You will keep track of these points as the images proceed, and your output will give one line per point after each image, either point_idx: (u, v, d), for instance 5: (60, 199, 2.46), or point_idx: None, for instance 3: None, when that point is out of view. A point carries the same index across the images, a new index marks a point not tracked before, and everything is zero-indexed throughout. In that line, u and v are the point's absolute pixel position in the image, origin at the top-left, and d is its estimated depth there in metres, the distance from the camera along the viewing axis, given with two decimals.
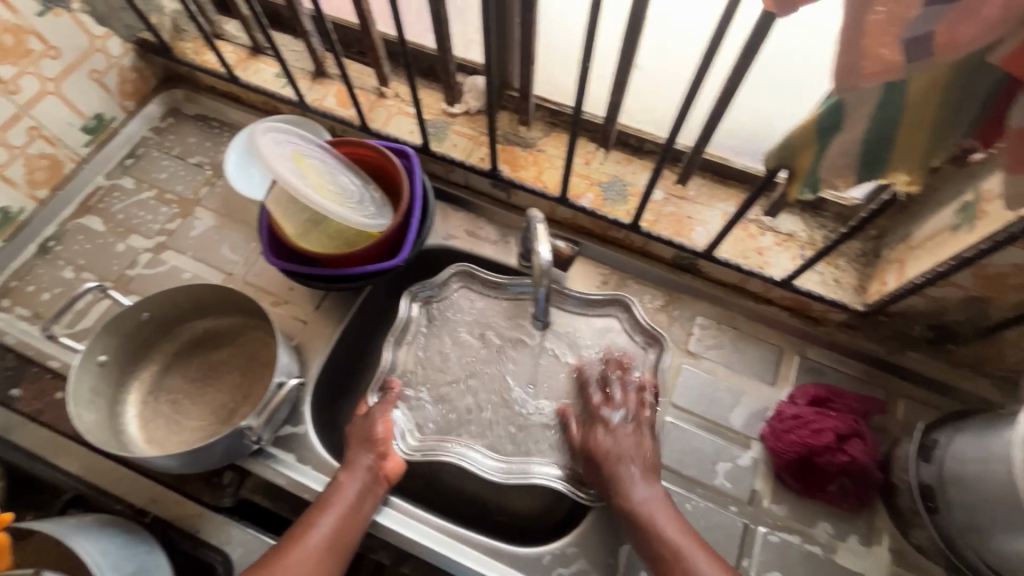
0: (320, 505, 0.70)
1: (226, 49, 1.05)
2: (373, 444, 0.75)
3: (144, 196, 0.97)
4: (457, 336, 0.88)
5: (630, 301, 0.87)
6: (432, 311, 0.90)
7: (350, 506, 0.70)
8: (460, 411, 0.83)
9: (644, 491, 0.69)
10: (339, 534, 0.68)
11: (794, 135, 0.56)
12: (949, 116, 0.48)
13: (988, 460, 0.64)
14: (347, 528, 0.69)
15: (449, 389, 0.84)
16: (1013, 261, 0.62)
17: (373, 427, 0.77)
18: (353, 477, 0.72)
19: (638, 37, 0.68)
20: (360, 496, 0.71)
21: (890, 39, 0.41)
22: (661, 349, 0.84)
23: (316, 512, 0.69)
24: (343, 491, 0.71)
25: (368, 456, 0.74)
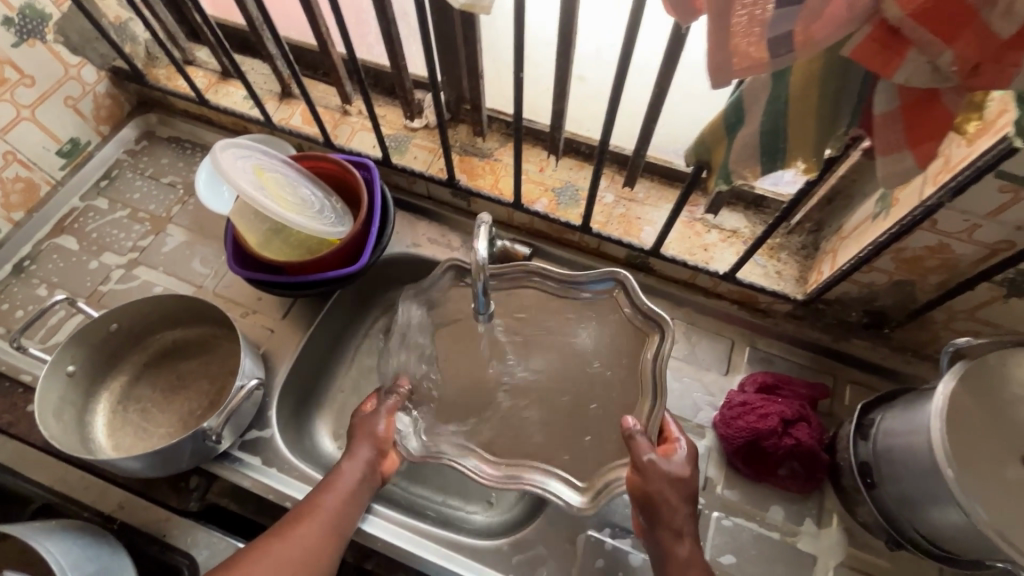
0: (321, 491, 0.70)
1: (197, 74, 1.08)
2: (377, 440, 0.75)
3: (117, 216, 1.02)
4: (447, 334, 0.86)
5: (625, 278, 0.77)
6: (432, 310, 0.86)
7: (348, 497, 0.70)
8: (452, 412, 0.83)
9: (684, 549, 0.65)
10: (339, 522, 0.68)
11: (705, 131, 0.56)
12: (830, 110, 0.48)
13: (912, 432, 0.64)
14: (344, 517, 0.69)
15: (443, 388, 0.84)
16: (924, 243, 0.66)
17: (378, 424, 0.76)
18: (354, 467, 0.72)
19: (571, 47, 0.70)
20: (360, 485, 0.72)
21: (755, 39, 0.41)
22: (662, 334, 0.74)
23: (318, 497, 0.69)
24: (343, 479, 0.71)
25: (369, 450, 0.74)
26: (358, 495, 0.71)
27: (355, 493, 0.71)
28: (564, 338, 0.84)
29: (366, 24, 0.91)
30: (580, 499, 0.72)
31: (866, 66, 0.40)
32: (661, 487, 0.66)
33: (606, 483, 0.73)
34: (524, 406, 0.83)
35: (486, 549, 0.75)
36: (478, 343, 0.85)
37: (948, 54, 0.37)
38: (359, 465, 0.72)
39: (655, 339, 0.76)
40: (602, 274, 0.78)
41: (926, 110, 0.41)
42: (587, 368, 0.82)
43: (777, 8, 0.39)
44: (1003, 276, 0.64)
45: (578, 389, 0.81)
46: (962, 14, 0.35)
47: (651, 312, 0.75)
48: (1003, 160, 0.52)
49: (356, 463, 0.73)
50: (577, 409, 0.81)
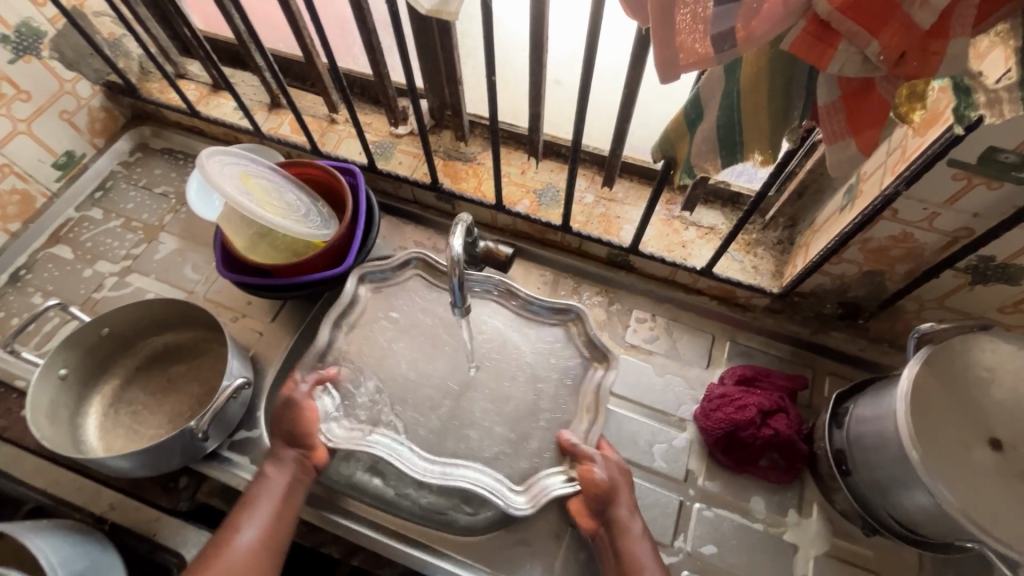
0: (245, 506, 0.68)
1: (189, 87, 1.11)
2: (298, 438, 0.72)
3: (111, 225, 1.04)
4: (396, 325, 0.85)
5: (582, 311, 0.82)
6: (379, 297, 0.87)
7: (278, 504, 0.68)
8: (387, 404, 0.79)
9: (637, 524, 0.68)
10: (270, 534, 0.66)
11: (667, 128, 0.58)
12: (782, 103, 0.50)
13: (881, 417, 0.66)
14: (277, 524, 0.67)
15: (383, 379, 0.80)
16: (889, 233, 0.68)
17: (297, 415, 0.72)
18: (279, 475, 0.70)
19: (543, 52, 0.72)
20: (288, 490, 0.70)
21: (700, 35, 0.43)
22: (608, 367, 0.79)
23: (244, 512, 0.67)
24: (269, 489, 0.69)
25: (294, 452, 0.72)
26: (289, 500, 0.69)
27: (285, 501, 0.69)
28: (513, 341, 0.84)
29: (349, 35, 0.94)
30: (523, 505, 0.70)
31: (803, 58, 0.42)
32: (615, 474, 0.71)
33: (543, 486, 0.71)
34: (467, 407, 0.79)
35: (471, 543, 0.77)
36: (426, 337, 0.84)
37: (874, 45, 0.39)
38: (285, 470, 0.71)
39: (601, 370, 0.80)
40: (562, 305, 0.83)
41: (864, 100, 0.44)
42: (534, 380, 0.81)
43: (717, 6, 0.41)
44: (965, 262, 0.66)
45: (532, 398, 0.79)
46: (885, 7, 0.37)
47: (601, 345, 0.80)
48: (952, 148, 0.54)
49: (282, 469, 0.70)
50: (523, 419, 0.78)
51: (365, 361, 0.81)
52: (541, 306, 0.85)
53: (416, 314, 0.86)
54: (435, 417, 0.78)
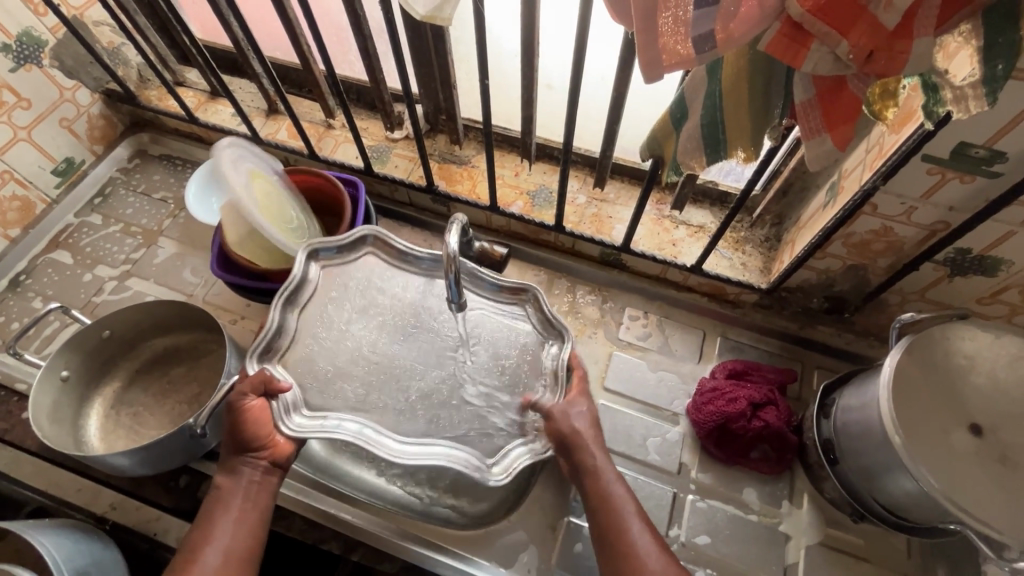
0: (204, 523, 0.64)
1: (187, 94, 1.13)
2: (249, 441, 0.68)
3: (111, 230, 1.05)
4: (352, 302, 0.78)
5: (537, 292, 0.78)
6: (331, 276, 0.78)
7: (239, 515, 0.66)
8: (348, 386, 0.72)
9: (597, 458, 0.69)
10: (236, 547, 0.64)
11: (654, 128, 0.60)
12: (762, 101, 0.53)
13: (866, 405, 0.68)
14: (242, 535, 0.65)
15: (346, 364, 0.74)
16: (869, 228, 0.70)
17: (240, 416, 0.68)
18: (235, 487, 0.67)
19: (534, 55, 0.75)
20: (248, 500, 0.67)
21: (682, 38, 0.45)
22: (563, 342, 0.77)
23: (203, 533, 0.64)
24: (225, 503, 0.66)
25: (246, 459, 0.68)
26: (255, 503, 0.67)
27: (245, 512, 0.66)
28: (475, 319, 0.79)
29: (346, 42, 0.97)
30: (496, 477, 0.68)
31: (779, 58, 0.44)
32: (581, 425, 0.71)
33: (510, 457, 0.70)
34: (437, 389, 0.74)
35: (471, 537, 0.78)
36: (383, 318, 0.78)
37: (844, 44, 0.41)
38: (240, 481, 0.67)
39: (555, 346, 0.78)
40: (515, 286, 0.79)
41: (838, 97, 0.46)
42: (499, 359, 0.77)
43: (697, 9, 0.44)
44: (943, 255, 0.69)
45: (501, 378, 0.76)
46: (853, 9, 0.40)
47: (556, 321, 0.78)
48: (925, 143, 0.56)
49: (235, 482, 0.67)
50: (490, 396, 0.74)
51: (323, 344, 0.74)
52: (494, 285, 0.80)
53: (373, 294, 0.79)
54: (406, 400, 0.73)
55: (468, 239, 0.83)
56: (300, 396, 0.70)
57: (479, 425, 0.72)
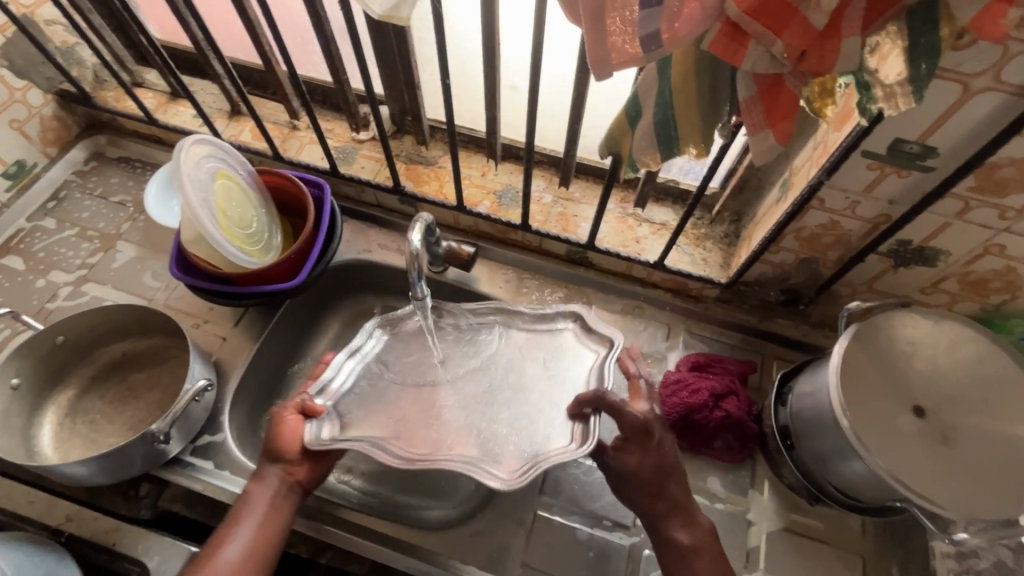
0: (230, 521, 0.65)
1: (146, 96, 1.10)
2: (279, 451, 0.68)
3: (65, 235, 1.02)
4: (410, 353, 0.82)
5: (584, 310, 0.79)
6: (395, 340, 0.83)
7: (263, 519, 0.65)
8: (381, 416, 0.74)
9: (685, 538, 0.66)
10: (255, 552, 0.63)
11: (611, 127, 0.62)
12: (709, 99, 0.55)
13: (818, 391, 0.71)
14: (265, 540, 0.64)
15: (391, 401, 0.76)
16: (818, 221, 0.73)
17: (277, 429, 0.69)
18: (262, 490, 0.66)
19: (496, 55, 0.76)
20: (273, 510, 0.66)
21: (629, 37, 0.47)
22: (610, 347, 0.76)
23: (225, 530, 0.64)
24: (252, 504, 0.66)
25: (276, 466, 0.68)
26: (274, 517, 0.66)
27: (269, 519, 0.65)
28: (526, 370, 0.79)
29: (309, 43, 0.96)
30: (500, 476, 0.65)
31: (720, 57, 0.46)
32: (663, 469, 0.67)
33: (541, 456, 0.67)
34: (472, 415, 0.74)
35: (457, 539, 0.78)
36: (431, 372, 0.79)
37: (778, 44, 0.44)
38: (268, 486, 0.67)
39: (602, 352, 0.77)
40: (560, 311, 0.80)
41: (777, 94, 0.49)
42: (544, 378, 0.77)
43: (643, 10, 0.45)
44: (886, 247, 0.73)
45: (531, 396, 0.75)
46: (785, 10, 0.42)
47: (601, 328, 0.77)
48: (863, 140, 0.59)
49: (264, 485, 0.67)
50: (516, 415, 0.73)
51: (365, 391, 0.77)
52: (536, 312, 0.82)
53: (430, 349, 0.82)
54: (434, 425, 0.73)
55: (429, 238, 0.85)
56: (335, 421, 0.72)
57: (515, 437, 0.71)
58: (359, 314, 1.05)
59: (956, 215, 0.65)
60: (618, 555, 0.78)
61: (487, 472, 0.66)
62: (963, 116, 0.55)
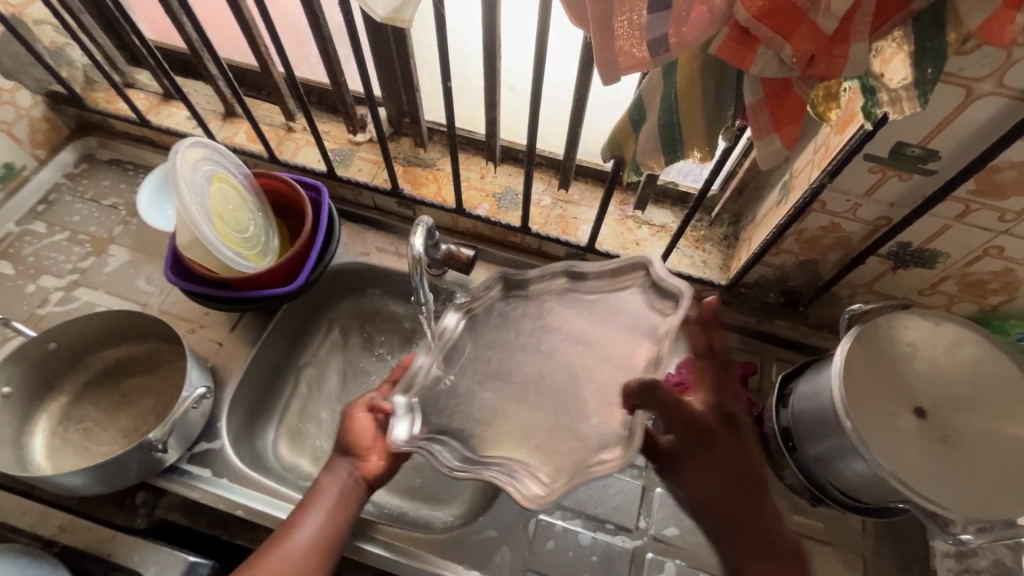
0: (302, 507, 0.68)
1: (138, 97, 1.09)
2: (350, 445, 0.71)
3: (56, 239, 1.00)
4: (490, 337, 0.79)
5: (648, 261, 0.74)
6: (475, 323, 0.79)
7: (332, 507, 0.68)
8: (451, 413, 0.74)
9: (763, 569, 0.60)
10: (325, 536, 0.66)
11: (615, 130, 0.61)
12: (714, 102, 0.54)
13: (820, 392, 0.71)
14: (335, 526, 0.67)
15: (467, 393, 0.76)
16: (819, 224, 0.74)
17: (350, 427, 0.72)
18: (333, 480, 0.70)
19: (496, 56, 0.75)
20: (342, 500, 0.69)
21: (637, 41, 0.46)
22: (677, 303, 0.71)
23: (297, 515, 0.67)
24: (323, 492, 0.69)
25: (346, 460, 0.71)
26: (340, 514, 0.68)
27: (338, 508, 0.68)
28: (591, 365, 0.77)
29: (305, 44, 0.95)
30: (537, 489, 0.65)
31: (728, 61, 0.46)
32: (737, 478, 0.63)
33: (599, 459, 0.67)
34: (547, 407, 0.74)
35: (462, 544, 0.77)
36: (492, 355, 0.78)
37: (787, 48, 0.43)
38: (338, 477, 0.70)
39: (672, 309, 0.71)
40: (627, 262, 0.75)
41: (784, 99, 0.49)
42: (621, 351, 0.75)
43: (650, 14, 0.45)
44: (886, 249, 0.73)
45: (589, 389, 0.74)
46: (795, 15, 0.42)
47: (668, 283, 0.71)
48: (865, 143, 0.60)
49: (335, 476, 0.70)
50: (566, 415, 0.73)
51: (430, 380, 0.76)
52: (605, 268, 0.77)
53: (505, 327, 0.80)
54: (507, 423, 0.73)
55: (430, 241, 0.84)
56: (413, 419, 0.72)
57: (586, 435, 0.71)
58: (356, 317, 1.03)
59: (956, 217, 0.65)
60: (620, 560, 0.77)
61: (527, 484, 0.66)
62: (965, 119, 0.55)
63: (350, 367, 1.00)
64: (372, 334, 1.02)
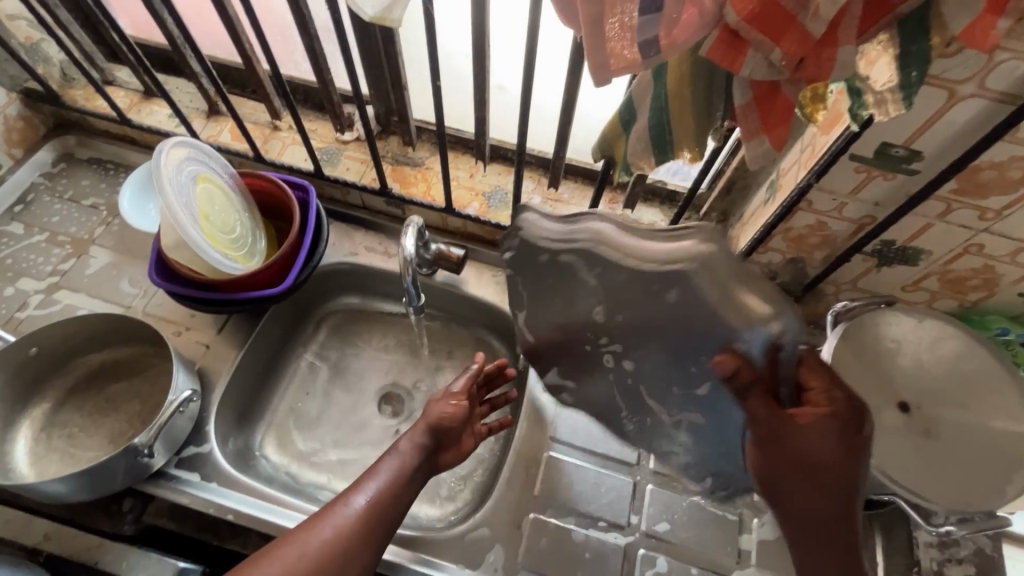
0: (363, 477, 0.67)
1: (118, 94, 1.06)
2: (433, 427, 0.72)
3: (34, 240, 0.98)
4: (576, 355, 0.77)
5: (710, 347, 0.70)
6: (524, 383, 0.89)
7: (397, 481, 0.67)
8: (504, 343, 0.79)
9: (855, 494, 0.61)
10: (379, 511, 0.65)
11: (605, 130, 0.61)
12: (703, 104, 0.54)
13: None
14: (392, 504, 0.66)
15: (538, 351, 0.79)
16: (806, 223, 0.75)
17: (440, 412, 0.74)
18: (411, 451, 0.70)
19: (486, 55, 0.75)
20: (410, 477, 0.68)
21: (628, 43, 0.46)
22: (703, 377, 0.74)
23: (356, 485, 0.66)
24: (391, 462, 0.68)
25: (425, 442, 0.71)
26: (395, 495, 0.66)
27: (404, 484, 0.67)
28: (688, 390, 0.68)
29: (290, 41, 0.94)
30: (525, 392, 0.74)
31: (718, 63, 0.46)
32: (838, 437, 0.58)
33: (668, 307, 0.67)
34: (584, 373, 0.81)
35: (458, 544, 0.77)
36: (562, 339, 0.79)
37: (777, 52, 0.44)
38: (415, 449, 0.70)
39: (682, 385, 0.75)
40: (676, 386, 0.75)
41: (774, 101, 0.49)
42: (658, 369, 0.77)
43: (642, 16, 0.45)
44: (871, 247, 0.74)
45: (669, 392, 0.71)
46: (783, 19, 0.42)
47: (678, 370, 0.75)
48: (851, 143, 0.60)
49: (412, 448, 0.70)
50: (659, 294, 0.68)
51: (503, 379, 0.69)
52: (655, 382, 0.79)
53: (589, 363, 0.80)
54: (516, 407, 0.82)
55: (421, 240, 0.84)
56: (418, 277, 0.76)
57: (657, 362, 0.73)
58: (345, 318, 1.03)
59: (938, 216, 0.67)
60: (614, 557, 0.78)
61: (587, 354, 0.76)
62: (947, 121, 0.57)
63: (342, 366, 0.99)
64: (361, 335, 1.02)
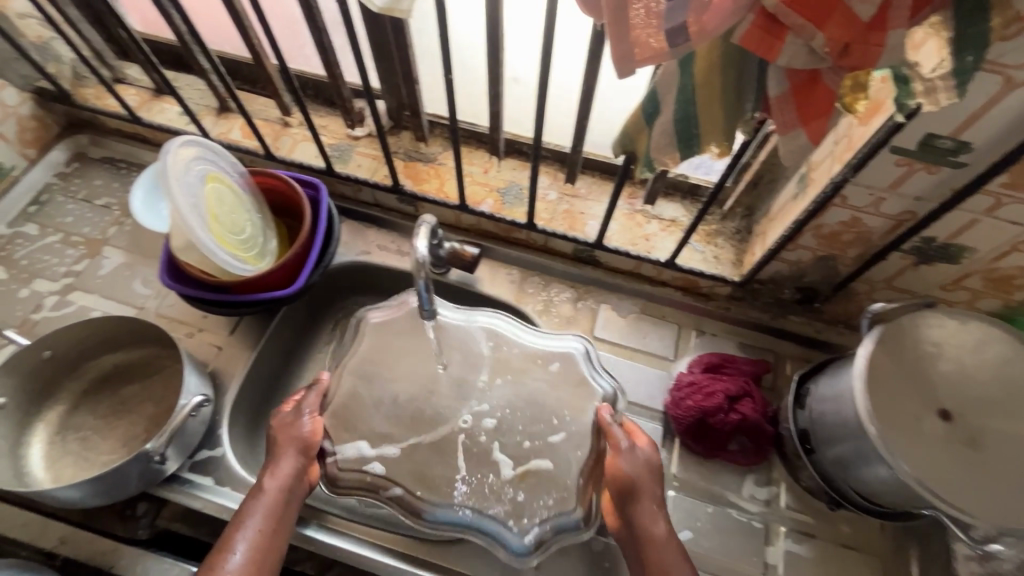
0: (240, 519, 0.63)
1: (128, 92, 1.05)
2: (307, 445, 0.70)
3: (49, 241, 0.98)
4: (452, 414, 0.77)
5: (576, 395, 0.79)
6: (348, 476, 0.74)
7: (276, 512, 0.64)
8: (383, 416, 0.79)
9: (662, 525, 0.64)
10: (265, 543, 0.62)
11: (627, 123, 0.58)
12: (734, 96, 0.51)
13: (839, 395, 0.69)
14: (274, 536, 0.63)
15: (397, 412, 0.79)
16: (839, 219, 0.71)
17: (302, 427, 0.71)
18: (281, 477, 0.66)
19: (500, 46, 0.71)
20: (287, 501, 0.66)
21: (654, 30, 0.43)
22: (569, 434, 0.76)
23: (237, 520, 0.63)
24: (265, 494, 0.65)
25: (299, 461, 0.68)
26: (272, 533, 0.63)
27: (285, 510, 0.65)
28: (542, 456, 0.75)
29: (299, 34, 0.91)
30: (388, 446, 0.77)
31: (752, 51, 0.43)
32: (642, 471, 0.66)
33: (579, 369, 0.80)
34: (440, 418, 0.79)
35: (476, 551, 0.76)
36: (404, 439, 0.77)
37: (819, 37, 0.40)
38: (285, 474, 0.67)
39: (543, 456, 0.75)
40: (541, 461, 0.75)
41: (813, 90, 0.46)
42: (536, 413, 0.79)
43: (670, 0, 0.42)
44: (909, 244, 0.70)
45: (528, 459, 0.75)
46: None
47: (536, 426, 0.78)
48: (893, 135, 0.56)
49: (284, 473, 0.67)
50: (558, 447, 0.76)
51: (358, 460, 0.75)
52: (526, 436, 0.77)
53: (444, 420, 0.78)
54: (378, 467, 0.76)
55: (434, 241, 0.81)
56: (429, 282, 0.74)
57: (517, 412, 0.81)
58: None
59: (986, 211, 0.62)
60: None
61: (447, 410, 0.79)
62: (1002, 109, 0.52)
63: None
64: None
